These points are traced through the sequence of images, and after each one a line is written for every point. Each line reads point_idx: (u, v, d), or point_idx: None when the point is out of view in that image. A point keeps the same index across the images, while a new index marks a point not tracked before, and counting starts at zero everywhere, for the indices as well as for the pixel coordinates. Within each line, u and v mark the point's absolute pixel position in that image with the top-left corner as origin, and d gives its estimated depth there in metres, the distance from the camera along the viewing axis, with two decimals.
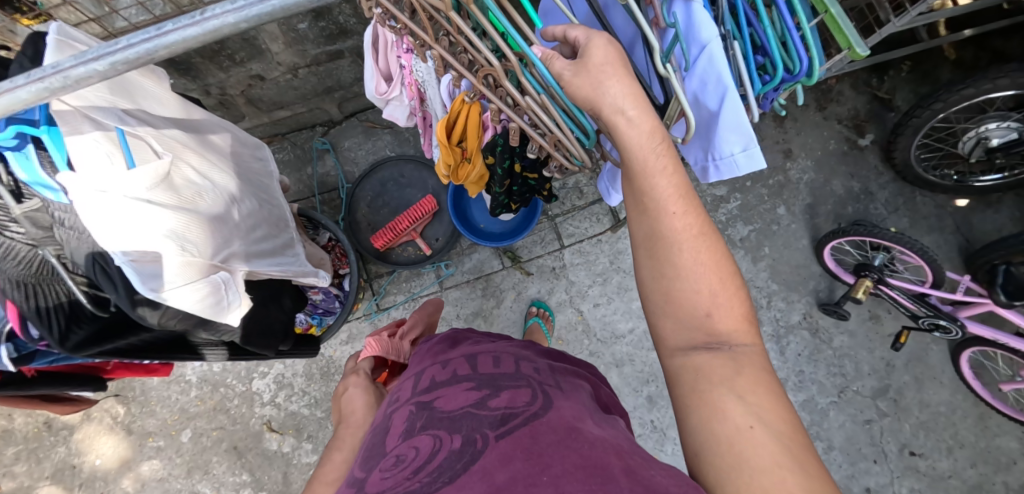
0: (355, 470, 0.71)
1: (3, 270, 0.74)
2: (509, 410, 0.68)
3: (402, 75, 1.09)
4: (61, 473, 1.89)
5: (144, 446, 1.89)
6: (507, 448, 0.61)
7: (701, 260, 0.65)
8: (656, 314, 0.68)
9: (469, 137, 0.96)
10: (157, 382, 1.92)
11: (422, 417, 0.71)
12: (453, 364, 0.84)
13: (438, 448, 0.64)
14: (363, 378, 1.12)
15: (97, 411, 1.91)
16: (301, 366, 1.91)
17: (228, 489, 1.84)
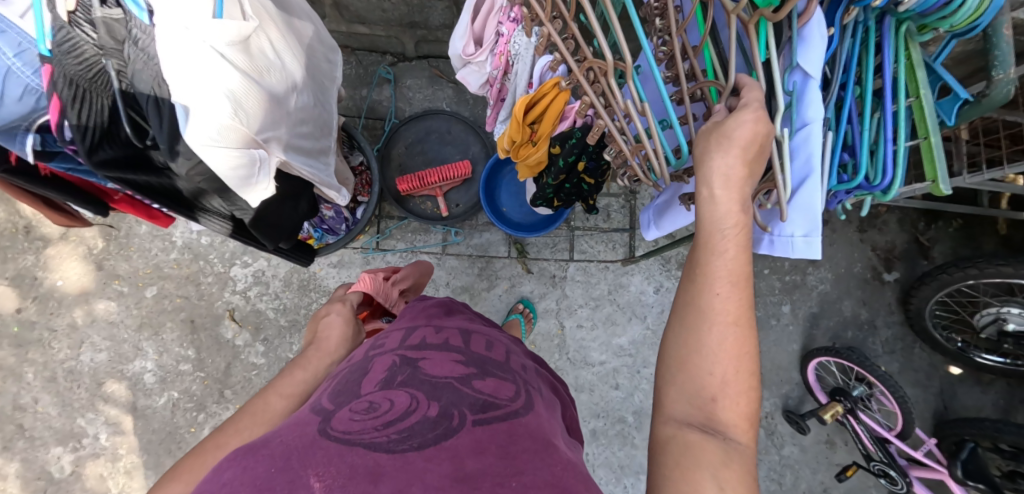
0: (322, 399, 0.72)
1: (62, 63, 0.73)
2: (493, 399, 0.69)
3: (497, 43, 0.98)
4: (21, 279, 1.89)
5: (108, 285, 1.89)
6: (481, 439, 0.61)
7: (723, 350, 0.65)
8: (666, 381, 0.68)
9: (549, 122, 0.88)
10: (142, 233, 1.89)
11: (405, 372, 0.73)
12: (447, 333, 0.86)
13: (412, 409, 0.65)
14: (345, 308, 1.15)
15: (78, 235, 1.90)
16: (282, 272, 1.89)
17: (171, 356, 1.86)
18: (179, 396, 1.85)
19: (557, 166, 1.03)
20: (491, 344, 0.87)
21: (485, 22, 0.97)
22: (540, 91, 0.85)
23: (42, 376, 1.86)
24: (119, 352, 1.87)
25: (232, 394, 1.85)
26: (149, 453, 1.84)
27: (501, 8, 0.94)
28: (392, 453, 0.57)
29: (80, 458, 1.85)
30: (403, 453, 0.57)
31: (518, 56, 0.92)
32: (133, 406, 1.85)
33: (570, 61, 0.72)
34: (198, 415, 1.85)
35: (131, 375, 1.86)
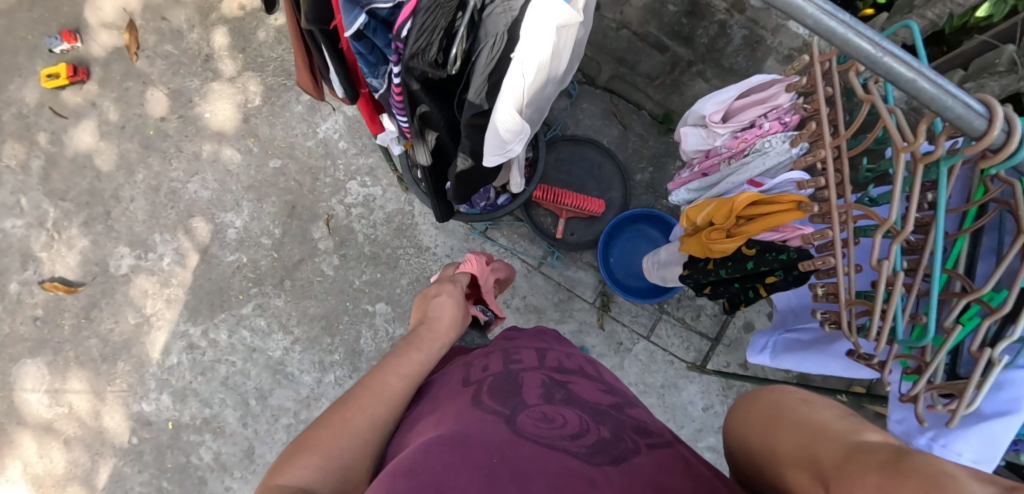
0: (492, 402, 0.90)
1: None
2: (643, 424, 0.87)
3: (744, 129, 1.05)
4: (179, 96, 2.01)
5: (243, 138, 1.98)
6: (663, 458, 0.75)
7: None
8: None
9: (764, 223, 0.98)
10: (296, 112, 1.99)
11: (561, 392, 0.93)
12: (577, 361, 1.14)
13: (586, 428, 0.81)
14: (456, 288, 1.40)
15: (244, 85, 2.01)
16: (389, 209, 1.93)
17: (259, 225, 1.93)
18: (246, 262, 1.92)
19: (741, 268, 1.05)
20: (605, 381, 1.07)
21: (747, 107, 1.05)
22: (774, 197, 0.97)
23: (149, 183, 1.97)
24: (219, 198, 1.95)
25: (289, 286, 1.90)
26: (194, 296, 1.91)
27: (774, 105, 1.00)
28: (592, 464, 0.70)
29: (138, 267, 1.94)
30: (600, 467, 0.70)
31: (762, 151, 1.00)
32: (205, 249, 1.93)
33: (845, 196, 0.80)
34: (252, 287, 1.91)
35: (218, 222, 1.94)
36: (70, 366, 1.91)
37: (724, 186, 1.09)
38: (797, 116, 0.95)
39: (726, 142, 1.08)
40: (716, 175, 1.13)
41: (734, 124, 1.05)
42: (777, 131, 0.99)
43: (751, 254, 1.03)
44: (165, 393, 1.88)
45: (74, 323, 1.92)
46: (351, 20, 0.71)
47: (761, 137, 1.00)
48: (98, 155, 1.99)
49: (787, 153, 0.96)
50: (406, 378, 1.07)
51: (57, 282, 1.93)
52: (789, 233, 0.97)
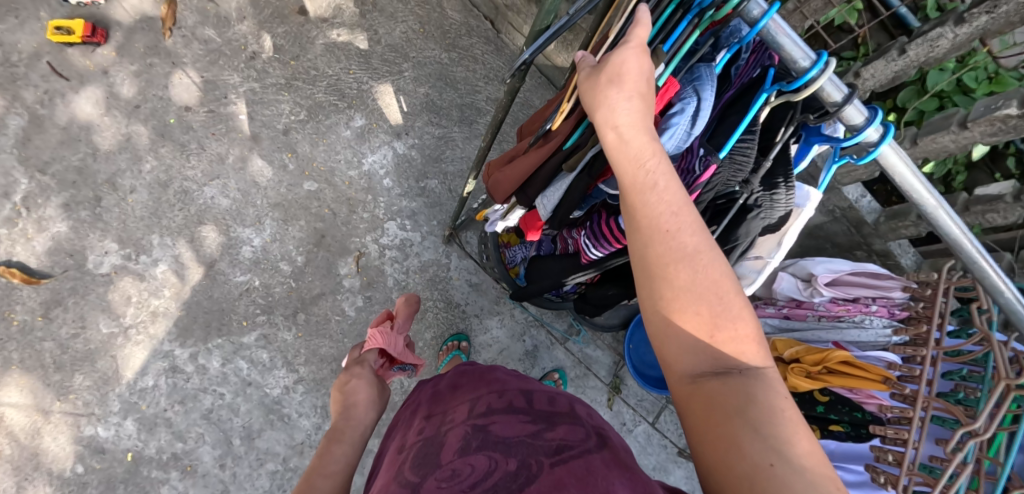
0: (409, 472, 0.90)
1: (721, 172, 0.81)
2: (565, 442, 0.84)
3: (856, 303, 1.33)
4: (213, 89, 1.83)
5: (278, 152, 1.84)
6: (561, 480, 0.76)
7: (782, 425, 0.57)
8: (759, 424, 0.57)
9: (846, 380, 1.22)
10: (343, 136, 1.89)
11: (478, 439, 0.89)
12: (509, 397, 1.01)
13: (492, 471, 0.81)
14: (368, 371, 1.33)
15: (289, 95, 1.87)
16: (425, 258, 1.89)
17: (280, 247, 1.78)
18: (257, 286, 1.75)
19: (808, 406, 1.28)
20: (553, 401, 1.00)
21: (859, 286, 1.35)
22: (864, 365, 1.20)
23: (157, 176, 1.75)
24: (239, 210, 1.78)
25: (302, 320, 1.76)
26: (188, 312, 1.71)
27: (890, 298, 1.29)
28: None
29: (123, 268, 1.69)
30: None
31: (863, 323, 1.31)
32: (211, 263, 1.74)
33: (941, 398, 0.97)
34: (260, 315, 1.74)
35: (233, 236, 1.77)
36: (10, 369, 1.60)
37: (809, 335, 1.40)
38: (907, 313, 1.26)
39: (827, 303, 1.38)
40: (801, 321, 1.44)
41: (841, 293, 1.35)
42: (881, 315, 1.29)
43: (824, 401, 1.26)
44: (129, 419, 1.63)
45: (26, 320, 1.62)
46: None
47: (866, 315, 1.30)
48: (98, 130, 1.74)
49: (885, 337, 1.26)
50: (332, 477, 0.97)
51: (14, 268, 1.62)
52: (863, 396, 1.21)
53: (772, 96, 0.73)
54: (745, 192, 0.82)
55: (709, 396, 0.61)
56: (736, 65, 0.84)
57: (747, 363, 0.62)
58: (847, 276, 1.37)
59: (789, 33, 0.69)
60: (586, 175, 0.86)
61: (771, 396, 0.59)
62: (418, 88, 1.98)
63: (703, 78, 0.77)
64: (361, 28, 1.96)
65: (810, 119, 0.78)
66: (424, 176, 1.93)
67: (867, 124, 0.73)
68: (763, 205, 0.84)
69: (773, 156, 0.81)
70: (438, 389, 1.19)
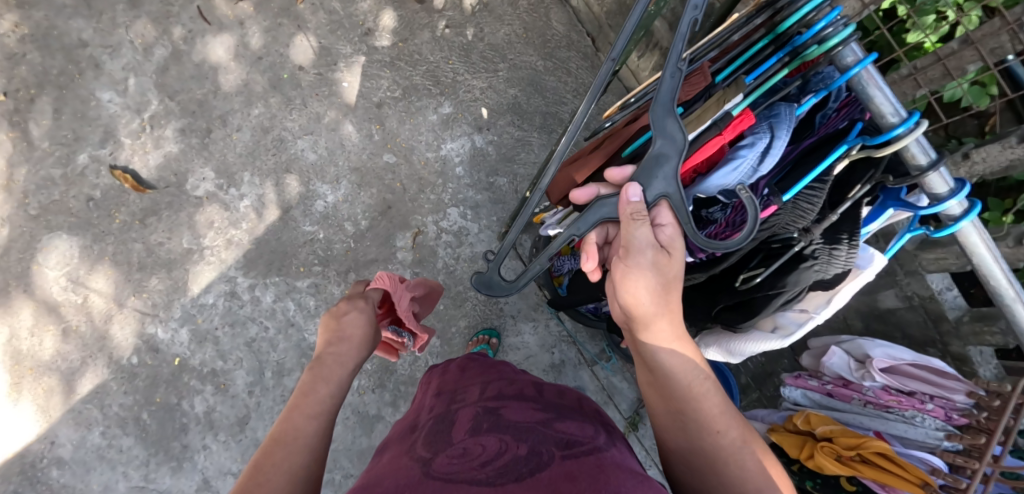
0: (419, 446, 0.94)
1: (781, 214, 0.78)
2: (571, 437, 0.91)
3: (909, 396, 1.21)
4: (326, 55, 2.00)
5: (369, 122, 1.98)
6: (568, 467, 0.82)
7: (741, 481, 0.80)
8: (719, 475, 0.82)
9: (881, 476, 1.12)
10: (429, 119, 2.00)
11: (490, 422, 0.95)
12: (519, 386, 1.10)
13: (504, 451, 0.86)
14: (370, 309, 1.22)
15: (390, 73, 2.01)
16: (477, 249, 1.95)
17: (349, 208, 1.91)
18: (321, 239, 1.88)
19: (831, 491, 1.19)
20: (561, 397, 1.10)
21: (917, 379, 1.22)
22: (904, 464, 1.12)
23: (261, 121, 1.94)
24: (322, 166, 1.93)
25: (352, 279, 1.87)
26: (257, 247, 1.87)
27: (948, 398, 1.18)
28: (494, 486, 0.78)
29: (214, 196, 1.88)
30: (501, 486, 0.78)
31: (912, 420, 1.19)
32: (287, 208, 1.89)
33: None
34: (316, 265, 1.87)
35: (312, 189, 1.91)
36: (103, 259, 1.82)
37: (851, 419, 1.27)
38: (966, 420, 1.13)
39: (877, 390, 1.25)
40: (844, 403, 1.30)
41: (896, 382, 1.23)
42: (935, 415, 1.17)
43: (851, 489, 1.17)
44: (185, 328, 1.80)
45: (126, 221, 1.84)
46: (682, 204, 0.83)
47: (918, 411, 1.18)
48: (224, 72, 1.95)
49: (936, 440, 1.14)
50: (318, 418, 0.96)
51: (128, 174, 1.86)
52: None
53: (853, 148, 0.75)
54: (804, 240, 0.80)
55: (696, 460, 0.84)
56: (821, 113, 0.82)
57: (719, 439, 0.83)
58: (906, 366, 1.25)
59: (882, 86, 0.73)
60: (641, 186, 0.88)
61: (730, 461, 0.82)
62: (508, 89, 2.06)
63: (780, 115, 0.76)
64: (469, 24, 2.07)
65: (888, 181, 0.78)
66: (494, 172, 2.00)
67: (949, 194, 0.77)
68: (819, 259, 0.82)
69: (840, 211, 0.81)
70: (447, 374, 1.25)
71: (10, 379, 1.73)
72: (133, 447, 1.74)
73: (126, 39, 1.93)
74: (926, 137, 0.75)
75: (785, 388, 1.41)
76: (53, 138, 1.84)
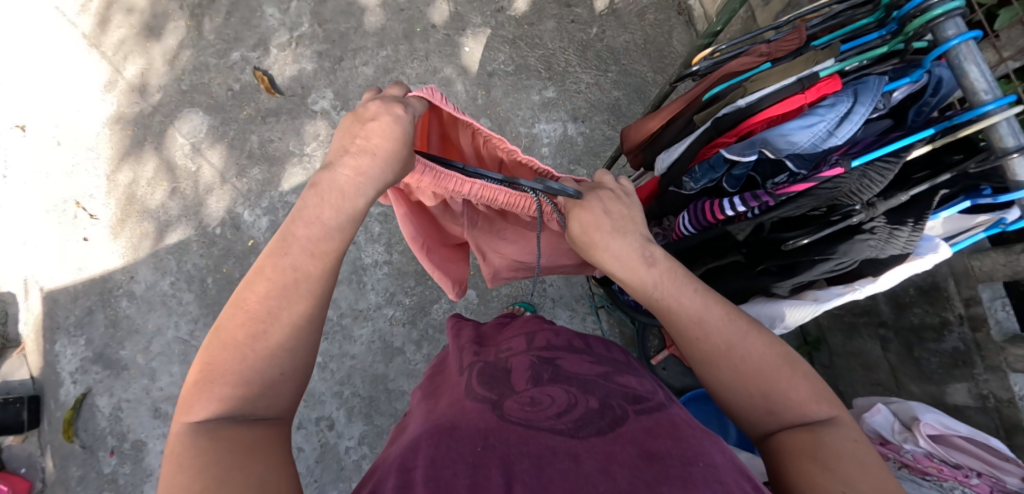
0: (476, 389, 0.82)
1: (847, 177, 0.84)
2: (637, 393, 0.81)
3: (955, 472, 1.15)
4: (458, 20, 2.18)
5: (477, 86, 2.13)
6: (649, 427, 0.73)
7: (748, 361, 0.85)
8: (722, 369, 0.86)
9: None
10: (531, 99, 2.12)
11: (551, 372, 0.83)
12: (567, 337, 0.96)
13: (574, 403, 0.76)
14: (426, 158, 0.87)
15: (509, 49, 2.16)
16: None
17: None
18: None
19: None
20: (610, 348, 0.98)
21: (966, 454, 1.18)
22: None
23: (386, 62, 2.15)
24: None
25: None
26: None
27: (999, 481, 1.12)
28: (576, 442, 0.70)
29: (327, 113, 2.10)
30: (584, 441, 0.70)
31: (952, 490, 1.12)
32: None
33: None
34: None
35: None
36: (222, 141, 2.07)
37: None
38: None
39: (917, 454, 1.20)
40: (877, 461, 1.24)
41: (942, 451, 1.19)
42: (981, 492, 1.11)
43: None
44: (266, 217, 2.00)
45: (251, 115, 2.09)
46: (744, 151, 0.90)
47: (960, 485, 1.12)
48: (368, 14, 2.18)
49: None
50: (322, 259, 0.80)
51: (266, 77, 2.12)
52: None
53: (942, 130, 0.80)
54: (866, 214, 0.84)
55: (702, 358, 0.88)
56: (918, 109, 0.85)
57: (708, 336, 0.87)
58: (956, 438, 1.20)
59: (978, 63, 0.76)
60: (713, 130, 0.97)
61: (732, 349, 0.86)
62: (612, 90, 2.14)
63: (866, 84, 0.85)
64: (594, 24, 2.18)
65: (973, 166, 0.79)
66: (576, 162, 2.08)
67: None
68: (879, 237, 0.84)
69: (911, 195, 0.83)
70: (480, 330, 1.12)
71: (118, 215, 2.00)
72: (190, 303, 1.93)
73: None
74: (1019, 124, 0.75)
75: None
76: (219, 34, 2.15)
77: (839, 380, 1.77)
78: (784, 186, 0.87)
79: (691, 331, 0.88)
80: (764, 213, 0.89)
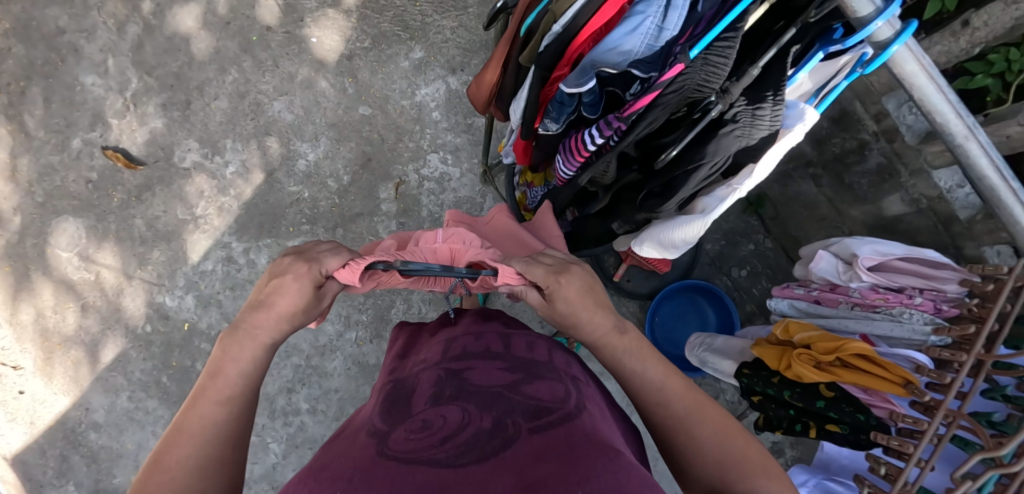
0: (377, 419, 0.81)
1: (691, 72, 0.76)
2: (544, 404, 0.78)
3: (896, 296, 1.08)
4: (292, 11, 1.97)
5: (341, 76, 1.96)
6: (538, 447, 0.70)
7: (717, 436, 0.84)
8: (686, 445, 0.85)
9: (860, 379, 0.95)
10: (401, 67, 1.96)
11: (453, 388, 0.82)
12: (487, 340, 0.95)
13: (466, 424, 0.74)
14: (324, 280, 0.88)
15: (358, 23, 1.98)
16: (460, 193, 1.93)
17: (331, 165, 1.92)
18: (306, 198, 1.90)
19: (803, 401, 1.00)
20: (531, 346, 0.95)
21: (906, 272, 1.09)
22: (885, 362, 0.93)
23: (237, 87, 1.95)
24: (300, 125, 1.94)
25: (340, 235, 1.90)
26: (247, 212, 1.91)
27: (941, 292, 1.04)
28: (452, 468, 0.67)
29: (201, 166, 1.93)
30: (463, 468, 0.67)
31: (899, 317, 1.05)
32: (271, 171, 1.92)
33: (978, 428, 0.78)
34: (305, 224, 1.89)
35: (292, 149, 1.93)
36: (108, 238, 1.90)
37: (836, 324, 1.16)
38: (957, 311, 1.00)
39: (863, 290, 1.12)
40: (831, 308, 1.19)
41: (884, 280, 1.09)
42: (923, 310, 1.04)
43: (827, 396, 0.98)
44: (190, 295, 1.89)
45: (124, 199, 1.91)
46: (580, 80, 0.83)
47: (906, 307, 1.04)
48: (195, 43, 1.96)
49: (922, 335, 1.00)
50: (229, 404, 0.78)
51: (120, 154, 1.92)
52: (877, 400, 0.94)
53: None
54: (722, 103, 0.79)
55: (668, 429, 0.87)
56: None
57: (667, 413, 0.87)
58: (896, 262, 1.11)
59: None
60: (541, 70, 0.87)
61: (700, 426, 0.85)
62: (479, 25, 1.99)
63: None
64: None
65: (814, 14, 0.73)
66: (471, 114, 1.97)
67: (874, 16, 0.74)
68: (744, 122, 0.81)
69: (762, 65, 0.77)
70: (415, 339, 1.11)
71: (42, 355, 1.87)
72: (158, 408, 1.87)
73: (100, 21, 1.95)
74: None
75: (773, 301, 1.33)
76: (47, 126, 1.91)
77: (790, 227, 1.80)
78: (631, 104, 0.79)
79: (659, 408, 0.88)
80: (621, 139, 0.85)
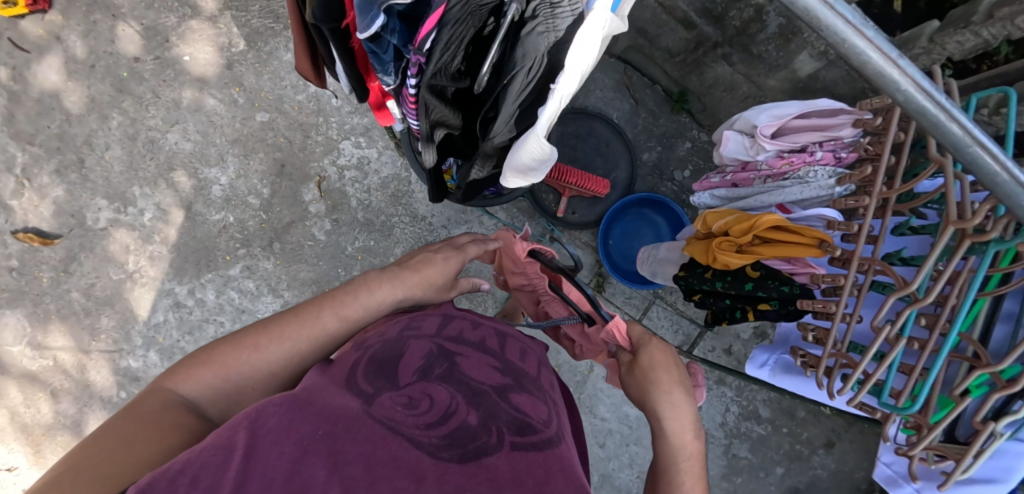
0: (360, 371, 0.76)
1: None
2: (530, 420, 0.75)
3: (798, 157, 1.07)
4: (154, 34, 1.84)
5: (227, 88, 1.85)
6: (519, 467, 0.65)
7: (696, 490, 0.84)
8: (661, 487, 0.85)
9: (779, 251, 0.96)
10: (285, 61, 1.86)
11: (444, 368, 0.78)
12: (484, 331, 0.92)
13: (451, 414, 0.70)
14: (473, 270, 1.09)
15: (226, 27, 1.85)
16: (384, 174, 1.86)
17: (246, 182, 1.84)
18: (233, 222, 1.84)
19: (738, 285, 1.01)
20: (524, 355, 0.92)
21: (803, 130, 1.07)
22: (798, 228, 0.94)
23: (125, 130, 1.85)
24: (202, 151, 1.85)
25: (278, 249, 1.84)
26: (179, 254, 1.85)
27: (837, 140, 1.03)
28: (433, 459, 0.62)
29: (117, 221, 1.85)
30: (438, 462, 0.61)
31: (806, 178, 1.04)
32: (189, 205, 1.85)
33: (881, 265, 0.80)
34: (240, 248, 1.84)
35: (202, 177, 1.85)
36: (51, 319, 1.85)
37: (752, 202, 1.13)
38: (856, 155, 1.00)
39: (770, 160, 1.10)
40: (747, 188, 1.17)
41: (786, 144, 1.07)
42: (826, 163, 1.04)
43: (754, 277, 1.00)
44: (152, 350, 1.86)
45: (53, 276, 1.84)
46: (366, 22, 0.70)
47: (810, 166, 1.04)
48: (66, 96, 1.83)
49: (828, 189, 1.01)
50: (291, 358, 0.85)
51: (31, 233, 1.83)
52: (798, 267, 0.96)
53: None
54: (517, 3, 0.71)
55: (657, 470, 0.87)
56: None
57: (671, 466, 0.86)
58: (794, 122, 1.08)
59: None
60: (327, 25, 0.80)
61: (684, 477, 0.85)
62: None
63: None
64: None
65: None
66: None
67: None
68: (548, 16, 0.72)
69: None
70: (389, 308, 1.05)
71: (31, 449, 1.85)
72: None
73: None
74: None
75: (695, 197, 1.30)
76: None
77: (719, 114, 1.74)
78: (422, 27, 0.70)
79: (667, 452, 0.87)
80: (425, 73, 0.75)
